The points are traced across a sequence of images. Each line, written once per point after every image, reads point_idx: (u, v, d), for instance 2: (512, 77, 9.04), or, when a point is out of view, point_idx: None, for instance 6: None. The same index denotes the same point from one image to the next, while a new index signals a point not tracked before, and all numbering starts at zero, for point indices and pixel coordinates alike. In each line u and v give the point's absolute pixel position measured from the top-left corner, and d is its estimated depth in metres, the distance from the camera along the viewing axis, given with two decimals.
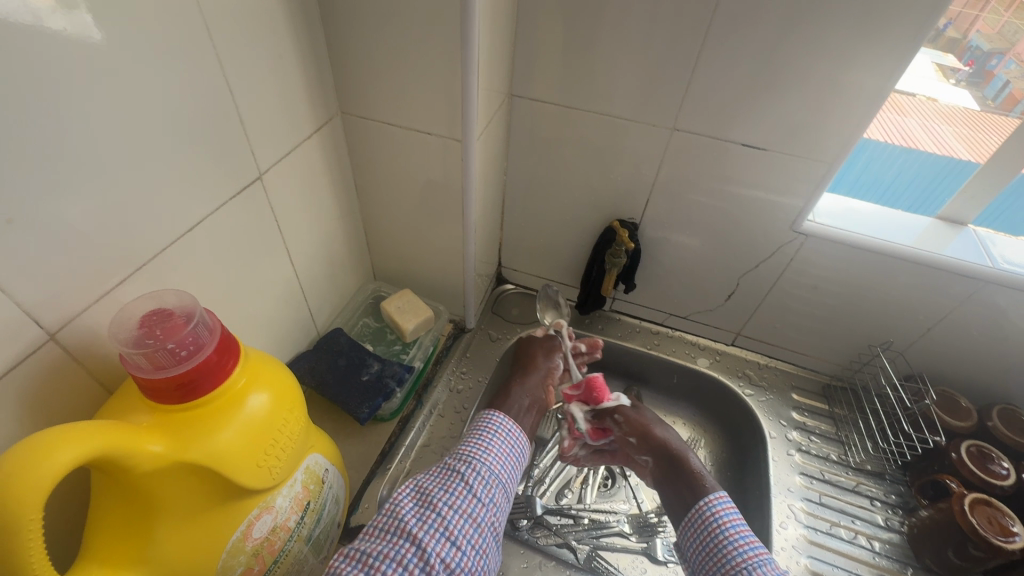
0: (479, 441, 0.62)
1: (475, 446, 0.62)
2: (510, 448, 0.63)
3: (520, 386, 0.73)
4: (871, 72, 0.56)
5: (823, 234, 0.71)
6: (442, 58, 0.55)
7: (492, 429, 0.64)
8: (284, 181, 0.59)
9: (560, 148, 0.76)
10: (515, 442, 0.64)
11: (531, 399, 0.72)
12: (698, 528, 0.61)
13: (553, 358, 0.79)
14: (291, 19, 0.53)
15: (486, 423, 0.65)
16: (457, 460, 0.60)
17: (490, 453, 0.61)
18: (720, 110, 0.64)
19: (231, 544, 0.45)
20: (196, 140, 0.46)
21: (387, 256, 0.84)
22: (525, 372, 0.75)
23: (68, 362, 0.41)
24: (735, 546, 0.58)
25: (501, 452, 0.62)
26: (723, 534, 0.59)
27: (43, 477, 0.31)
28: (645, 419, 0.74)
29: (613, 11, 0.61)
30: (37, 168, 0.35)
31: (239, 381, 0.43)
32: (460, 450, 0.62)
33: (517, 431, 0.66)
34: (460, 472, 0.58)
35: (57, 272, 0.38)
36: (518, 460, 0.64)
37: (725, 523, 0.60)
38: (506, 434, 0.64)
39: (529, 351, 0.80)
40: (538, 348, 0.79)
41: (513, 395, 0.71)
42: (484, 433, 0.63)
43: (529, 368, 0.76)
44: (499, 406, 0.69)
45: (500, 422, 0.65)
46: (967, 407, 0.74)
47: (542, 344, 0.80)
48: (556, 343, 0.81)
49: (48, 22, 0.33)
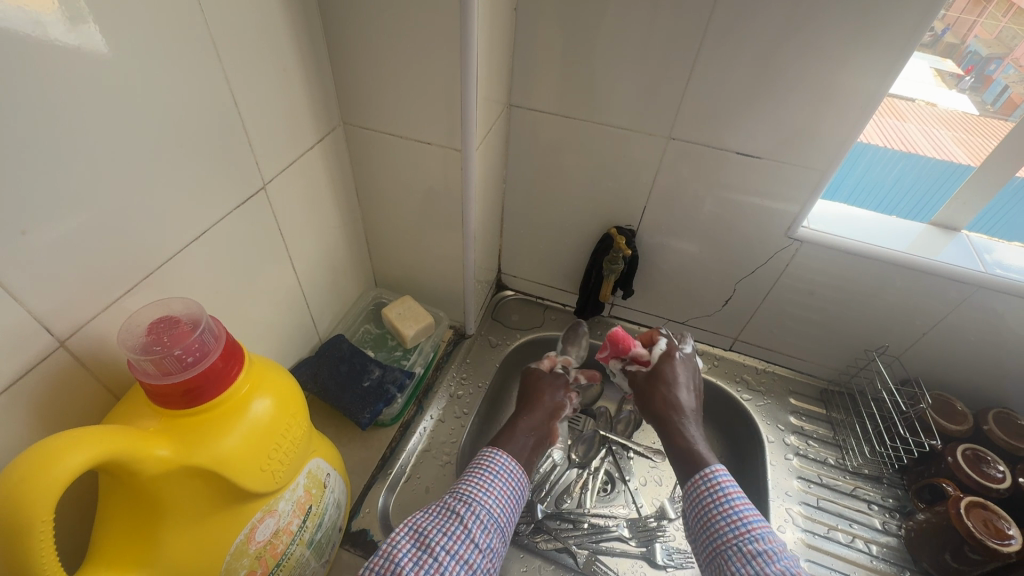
0: (479, 481, 0.57)
1: (475, 484, 0.57)
2: (510, 490, 0.58)
3: (525, 423, 0.67)
4: (862, 80, 0.58)
5: (817, 240, 0.72)
6: (442, 69, 0.57)
7: (492, 469, 0.59)
8: (287, 191, 0.61)
9: (558, 157, 0.77)
10: (514, 483, 0.59)
11: (536, 436, 0.66)
12: (695, 499, 0.58)
13: (562, 393, 0.74)
14: (295, 33, 0.55)
15: (486, 462, 0.60)
16: (456, 500, 0.55)
17: (490, 494, 0.56)
18: (715, 118, 0.65)
19: (235, 547, 0.46)
20: (200, 149, 0.48)
21: (387, 263, 0.85)
22: (533, 407, 0.70)
23: (77, 369, 0.42)
24: (727, 522, 0.55)
25: (501, 494, 0.57)
26: (717, 508, 0.56)
27: (53, 481, 0.32)
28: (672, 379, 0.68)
29: (610, 21, 0.62)
30: (47, 177, 0.36)
31: (243, 387, 0.44)
32: (459, 488, 0.57)
33: (518, 468, 0.60)
34: (459, 514, 0.53)
35: (66, 280, 0.40)
36: (517, 502, 0.59)
37: (721, 496, 0.57)
38: (507, 474, 0.59)
39: (536, 386, 0.74)
40: (545, 380, 0.75)
41: (519, 428, 0.66)
42: (485, 473, 0.58)
43: (536, 403, 0.71)
44: (502, 444, 0.63)
45: (501, 461, 0.60)
46: (963, 411, 0.74)
47: (548, 380, 0.75)
48: (563, 377, 0.76)
49: (56, 36, 0.34)
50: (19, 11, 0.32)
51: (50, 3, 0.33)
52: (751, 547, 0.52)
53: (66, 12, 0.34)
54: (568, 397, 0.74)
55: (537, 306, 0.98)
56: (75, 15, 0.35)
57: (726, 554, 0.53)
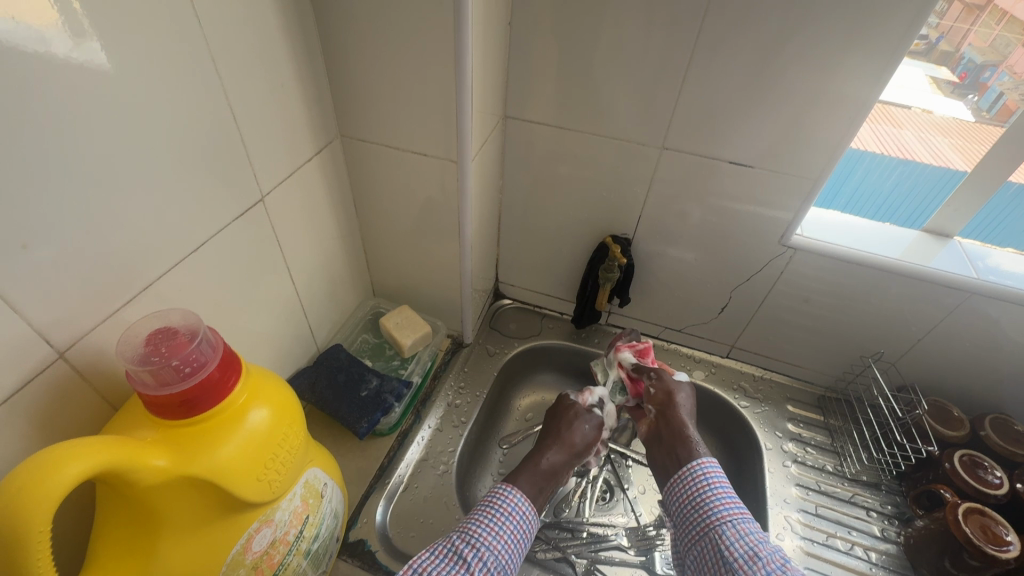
0: (489, 521, 0.55)
1: (484, 526, 0.55)
2: (519, 533, 0.56)
3: (547, 458, 0.65)
4: (850, 89, 0.59)
5: (811, 248, 0.72)
6: (437, 82, 0.58)
7: (503, 510, 0.57)
8: (285, 203, 0.61)
9: (554, 167, 0.78)
10: (523, 525, 0.57)
11: (550, 474, 0.63)
12: (684, 486, 0.61)
13: (595, 432, 0.70)
14: (292, 48, 0.56)
15: (499, 501, 0.58)
16: (463, 542, 0.53)
17: (499, 537, 0.55)
18: (706, 130, 0.67)
19: (232, 556, 0.46)
20: (200, 161, 0.48)
21: (385, 273, 0.85)
22: (561, 447, 0.66)
23: (76, 379, 0.43)
24: (722, 502, 0.57)
25: (510, 538, 0.55)
26: (712, 492, 0.59)
27: (53, 489, 0.32)
28: (676, 391, 0.70)
29: (602, 33, 0.63)
30: (49, 190, 0.37)
31: (241, 397, 0.44)
32: (466, 528, 0.55)
33: (530, 510, 0.59)
34: (465, 560, 0.52)
35: (66, 293, 0.40)
36: (524, 545, 0.57)
37: (708, 484, 0.59)
38: (519, 517, 0.57)
39: (568, 421, 0.70)
40: (580, 418, 0.70)
41: (543, 466, 0.63)
42: (495, 513, 0.56)
43: (565, 440, 0.67)
44: (515, 479, 0.61)
45: (516, 503, 0.58)
46: (959, 417, 0.75)
47: (583, 416, 0.70)
48: (596, 415, 0.71)
49: (60, 52, 0.35)
50: (24, 28, 0.33)
51: (55, 19, 0.34)
52: (744, 525, 0.55)
53: (70, 28, 0.35)
54: (594, 432, 0.70)
55: (535, 315, 0.99)
56: (78, 32, 0.36)
57: (717, 532, 0.55)
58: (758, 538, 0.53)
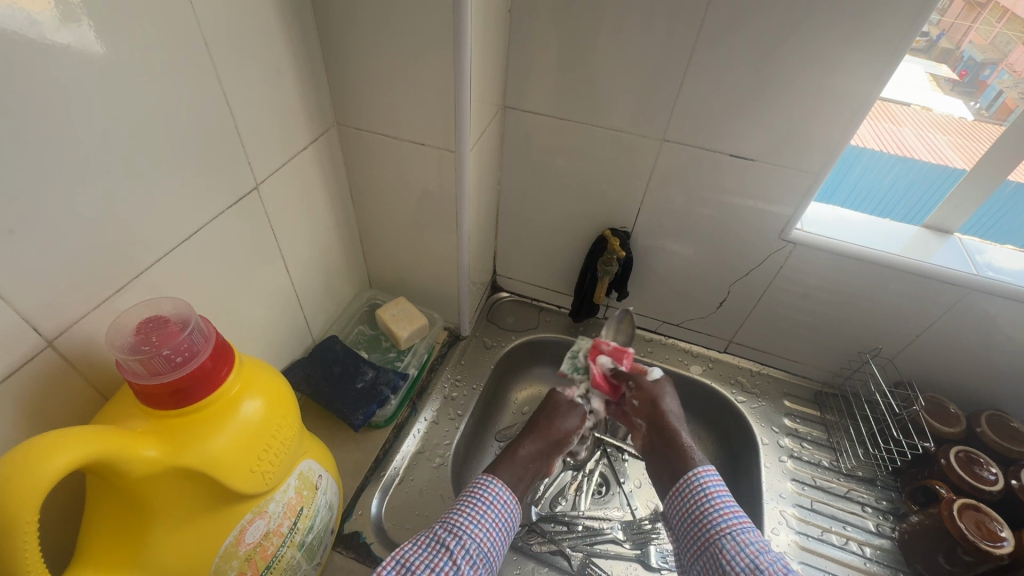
0: (470, 510, 0.56)
1: (466, 515, 0.55)
2: (501, 521, 0.57)
3: (523, 450, 0.64)
4: (855, 80, 0.58)
5: (810, 242, 0.72)
6: (437, 71, 0.57)
7: (485, 498, 0.57)
8: (280, 191, 0.61)
9: (553, 158, 0.77)
10: (507, 514, 0.58)
11: (528, 466, 0.63)
12: (682, 498, 0.61)
13: (577, 422, 0.69)
14: (288, 34, 0.55)
15: (478, 491, 0.58)
16: (445, 531, 0.53)
17: (480, 526, 0.55)
18: (708, 123, 0.66)
19: (224, 548, 0.46)
20: (193, 149, 0.48)
21: (381, 265, 0.85)
22: (538, 434, 0.67)
23: (65, 368, 0.42)
24: (719, 513, 0.58)
25: (491, 525, 0.55)
26: (708, 505, 0.59)
27: (40, 480, 0.32)
28: (660, 391, 0.71)
29: (603, 24, 0.62)
30: (36, 176, 0.36)
31: (234, 387, 0.44)
32: (448, 518, 0.55)
33: (508, 496, 0.58)
34: (448, 548, 0.52)
35: (54, 281, 0.39)
36: (507, 534, 0.57)
37: (705, 495, 0.60)
38: (498, 505, 0.57)
39: (547, 413, 0.70)
40: (561, 408, 0.70)
41: (519, 455, 0.63)
42: (477, 503, 0.56)
43: (543, 430, 0.67)
44: (495, 469, 0.61)
45: (495, 491, 0.58)
46: (955, 413, 0.75)
47: (559, 404, 0.70)
48: (581, 406, 0.71)
49: (47, 34, 0.34)
50: (11, 8, 0.32)
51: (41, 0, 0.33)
52: (745, 537, 0.55)
53: (59, 10, 0.34)
54: (577, 421, 0.69)
55: (532, 308, 0.98)
56: (68, 14, 0.35)
57: (718, 545, 0.56)
58: (759, 548, 0.54)
